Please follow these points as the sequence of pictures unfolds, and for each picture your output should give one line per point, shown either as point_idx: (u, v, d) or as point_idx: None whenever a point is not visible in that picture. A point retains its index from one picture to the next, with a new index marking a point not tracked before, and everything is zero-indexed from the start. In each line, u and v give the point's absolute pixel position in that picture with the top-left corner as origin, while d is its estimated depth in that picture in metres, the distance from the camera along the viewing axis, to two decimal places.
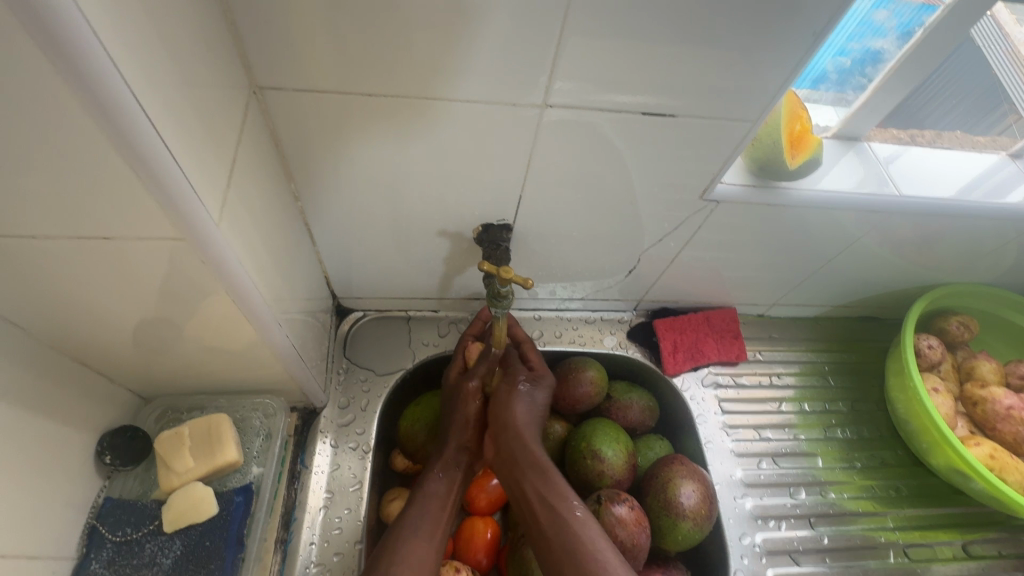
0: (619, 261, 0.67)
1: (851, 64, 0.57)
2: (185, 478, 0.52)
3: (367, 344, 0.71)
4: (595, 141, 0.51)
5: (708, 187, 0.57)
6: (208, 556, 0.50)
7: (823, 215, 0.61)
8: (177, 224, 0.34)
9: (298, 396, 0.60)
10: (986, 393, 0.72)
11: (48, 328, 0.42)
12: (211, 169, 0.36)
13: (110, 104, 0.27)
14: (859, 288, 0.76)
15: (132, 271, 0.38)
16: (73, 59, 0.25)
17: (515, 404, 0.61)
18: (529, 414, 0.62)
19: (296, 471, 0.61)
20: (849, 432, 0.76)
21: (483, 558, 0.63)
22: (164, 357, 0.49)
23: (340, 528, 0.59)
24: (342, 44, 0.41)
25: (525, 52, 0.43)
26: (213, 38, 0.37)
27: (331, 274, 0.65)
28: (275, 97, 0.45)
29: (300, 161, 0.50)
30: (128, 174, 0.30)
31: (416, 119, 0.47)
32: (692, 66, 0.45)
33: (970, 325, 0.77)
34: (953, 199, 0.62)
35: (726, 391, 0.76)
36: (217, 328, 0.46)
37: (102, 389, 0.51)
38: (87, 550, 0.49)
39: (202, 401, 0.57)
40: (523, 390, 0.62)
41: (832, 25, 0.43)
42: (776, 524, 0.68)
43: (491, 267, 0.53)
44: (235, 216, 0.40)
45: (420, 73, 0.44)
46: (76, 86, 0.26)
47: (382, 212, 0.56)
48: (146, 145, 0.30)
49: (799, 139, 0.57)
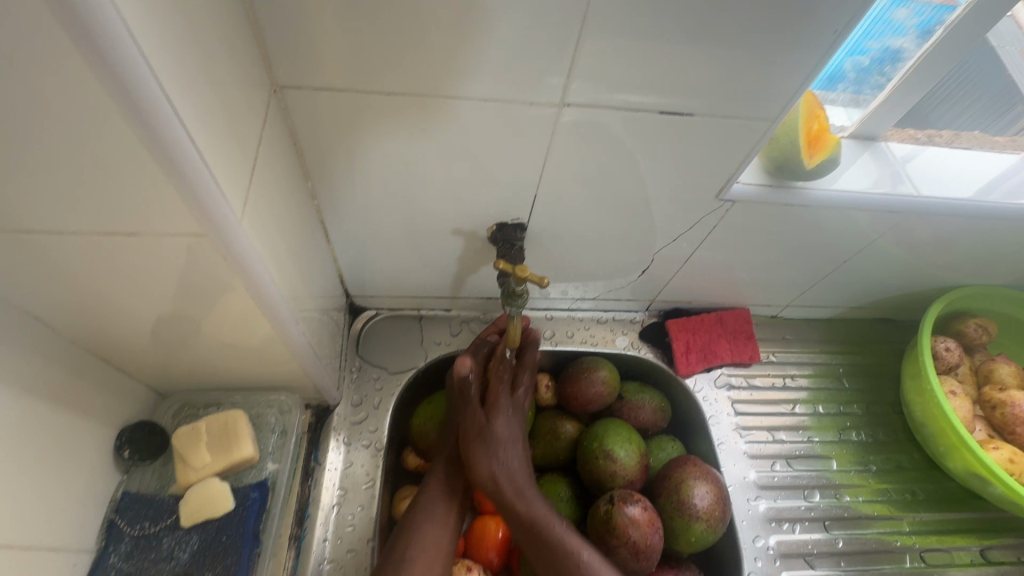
0: (632, 261, 0.67)
1: (869, 63, 0.57)
2: (202, 473, 0.53)
3: (380, 342, 0.71)
4: (611, 140, 0.51)
5: (724, 186, 0.57)
6: (225, 551, 0.50)
7: (839, 215, 0.61)
8: (200, 219, 0.35)
9: (312, 393, 0.60)
10: (1005, 396, 0.71)
11: (70, 323, 0.43)
12: (234, 166, 0.36)
13: (142, 101, 0.27)
14: (874, 289, 0.76)
15: (154, 266, 0.38)
16: (106, 55, 0.25)
17: (485, 451, 0.58)
18: (507, 452, 0.58)
19: (310, 468, 0.61)
20: (864, 435, 0.75)
21: (495, 558, 0.63)
22: (182, 353, 0.50)
23: (353, 525, 0.59)
24: (361, 43, 0.41)
25: (544, 50, 0.43)
26: (236, 36, 0.37)
27: (345, 272, 0.65)
28: (293, 95, 0.45)
29: (317, 159, 0.50)
30: (155, 170, 0.31)
31: (433, 118, 0.47)
32: (711, 65, 0.45)
33: (988, 328, 0.76)
34: (972, 199, 0.61)
35: (739, 392, 0.75)
36: (235, 324, 0.46)
37: (120, 384, 0.52)
38: (106, 543, 0.49)
39: (218, 397, 0.57)
40: (484, 432, 0.58)
41: (854, 22, 0.43)
42: (790, 526, 0.67)
43: (506, 266, 0.53)
44: (256, 213, 0.40)
45: (438, 71, 0.44)
46: (108, 82, 0.26)
47: (397, 211, 0.57)
48: (174, 142, 0.30)
49: (816, 139, 0.56)
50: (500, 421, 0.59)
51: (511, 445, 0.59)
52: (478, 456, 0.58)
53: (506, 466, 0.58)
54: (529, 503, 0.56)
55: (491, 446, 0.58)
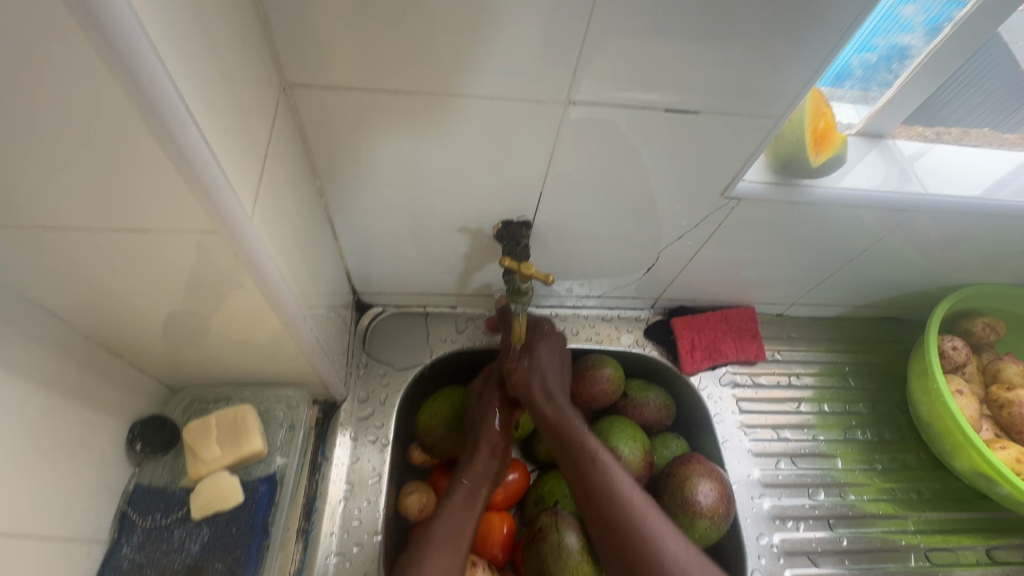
0: (638, 259, 0.67)
1: (876, 60, 0.56)
2: (212, 466, 0.53)
3: (386, 339, 0.71)
4: (617, 138, 0.51)
5: (729, 185, 0.57)
6: (234, 542, 0.51)
7: (845, 214, 0.61)
8: (211, 217, 0.35)
9: (320, 388, 0.61)
10: (1012, 396, 0.71)
11: (84, 318, 0.44)
12: (244, 163, 0.37)
13: (155, 98, 0.28)
14: (881, 287, 0.75)
15: (166, 262, 0.39)
16: (121, 54, 0.26)
17: (526, 366, 0.63)
18: (546, 371, 0.64)
19: (318, 462, 0.62)
20: (869, 434, 0.75)
21: (500, 553, 0.64)
22: (192, 349, 0.50)
23: (360, 519, 0.60)
24: (370, 42, 0.42)
25: (550, 49, 0.44)
26: (246, 36, 0.38)
27: (352, 269, 0.66)
28: (302, 94, 0.45)
29: (325, 158, 0.51)
30: (167, 167, 0.31)
31: (441, 117, 0.48)
32: (717, 62, 0.45)
33: (995, 327, 0.76)
34: (979, 198, 0.61)
35: (743, 390, 0.75)
36: (245, 320, 0.47)
37: (132, 379, 0.52)
38: (119, 535, 0.50)
39: (227, 392, 0.58)
40: (526, 362, 0.64)
41: (860, 19, 0.43)
42: (794, 524, 0.67)
43: (511, 263, 0.54)
44: (266, 210, 0.41)
45: (447, 70, 0.44)
46: (123, 80, 0.27)
47: (404, 208, 0.57)
48: (186, 139, 0.30)
49: (822, 136, 0.56)
50: (541, 353, 0.64)
51: (551, 366, 0.65)
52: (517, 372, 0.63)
53: (542, 376, 0.64)
54: (559, 404, 0.62)
55: (530, 361, 0.64)
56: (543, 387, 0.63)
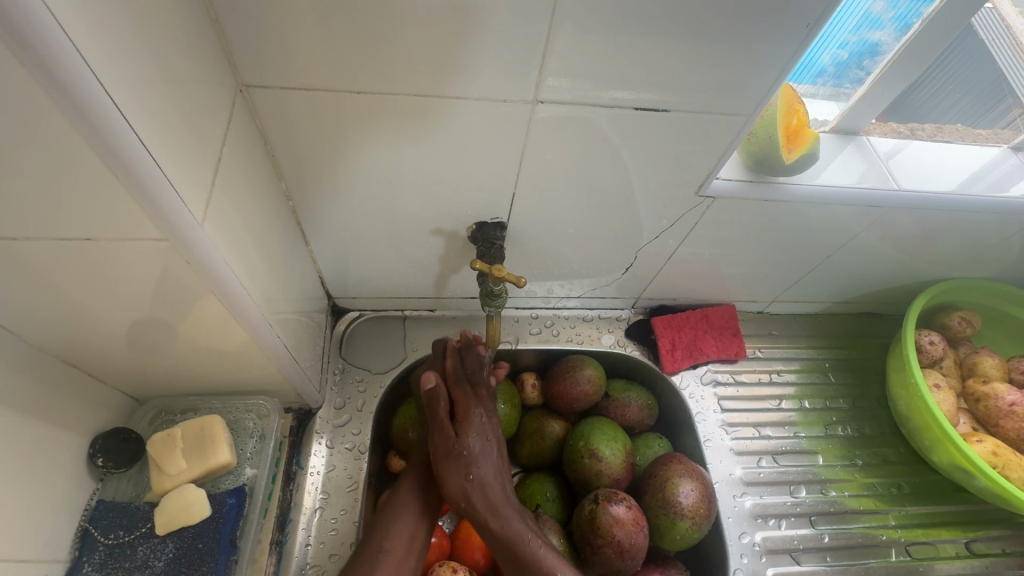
0: (616, 259, 0.67)
1: (848, 56, 0.56)
2: (177, 480, 0.52)
3: (363, 344, 0.70)
4: (588, 136, 0.50)
5: (704, 182, 0.56)
6: (202, 558, 0.50)
7: (821, 211, 0.61)
8: (158, 225, 0.34)
9: (292, 396, 0.60)
10: (988, 389, 0.71)
11: (38, 331, 0.42)
12: (194, 169, 0.36)
13: (88, 107, 0.27)
14: (860, 283, 0.76)
15: (120, 273, 0.37)
16: (44, 59, 0.25)
17: (456, 459, 0.57)
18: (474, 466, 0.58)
19: (292, 472, 0.61)
20: (850, 430, 0.75)
21: (481, 559, 0.63)
22: (156, 359, 0.49)
23: (337, 530, 0.59)
24: (327, 41, 0.41)
25: (515, 50, 0.43)
26: (194, 35, 0.36)
27: (326, 274, 0.65)
28: (262, 95, 0.44)
29: (290, 161, 0.50)
30: (104, 172, 0.30)
31: (405, 118, 0.47)
32: (685, 59, 0.44)
33: (972, 321, 0.77)
34: (952, 193, 0.61)
35: (725, 388, 0.75)
36: (209, 330, 0.45)
37: (94, 391, 0.51)
38: (80, 553, 0.48)
39: (196, 403, 0.57)
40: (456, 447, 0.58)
41: (825, 16, 0.42)
42: (776, 522, 0.67)
43: (483, 266, 0.53)
44: (222, 217, 0.40)
45: (410, 71, 0.43)
46: (49, 88, 0.25)
47: (375, 210, 0.56)
48: (123, 145, 0.29)
49: (794, 134, 0.56)
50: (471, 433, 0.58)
51: (484, 462, 0.59)
52: (450, 471, 0.57)
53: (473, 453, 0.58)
54: (499, 516, 0.56)
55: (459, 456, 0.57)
56: (481, 497, 0.57)
